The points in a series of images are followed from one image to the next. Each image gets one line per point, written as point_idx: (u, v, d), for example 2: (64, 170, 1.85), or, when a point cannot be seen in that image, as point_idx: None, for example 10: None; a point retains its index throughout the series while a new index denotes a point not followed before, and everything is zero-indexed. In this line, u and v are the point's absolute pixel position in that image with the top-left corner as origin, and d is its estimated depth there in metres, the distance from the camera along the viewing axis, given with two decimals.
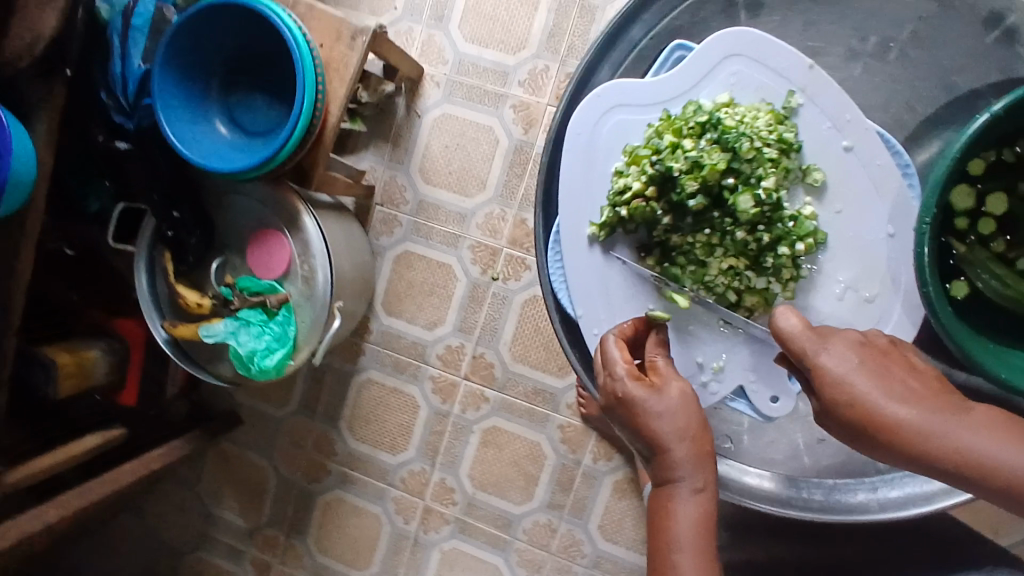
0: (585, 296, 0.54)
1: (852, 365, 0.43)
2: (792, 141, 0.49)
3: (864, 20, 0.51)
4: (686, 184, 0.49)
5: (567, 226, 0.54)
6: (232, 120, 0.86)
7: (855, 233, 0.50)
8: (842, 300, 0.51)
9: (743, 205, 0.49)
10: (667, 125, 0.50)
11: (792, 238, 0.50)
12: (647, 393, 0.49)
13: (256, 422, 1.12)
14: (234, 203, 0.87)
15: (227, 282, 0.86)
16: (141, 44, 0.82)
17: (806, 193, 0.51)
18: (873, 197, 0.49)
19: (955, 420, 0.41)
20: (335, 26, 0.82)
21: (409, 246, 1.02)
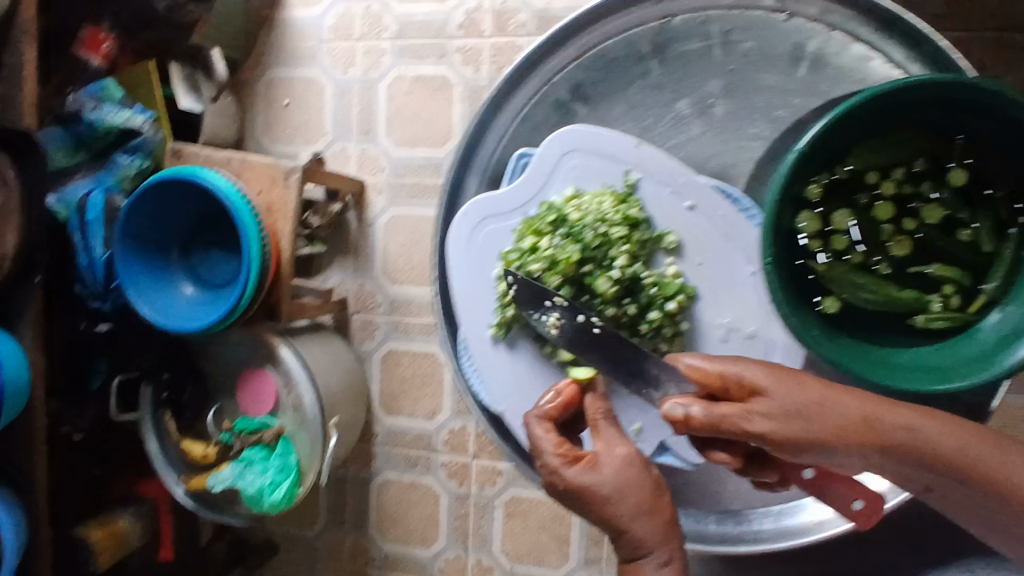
0: (500, 389, 0.66)
1: (797, 386, 0.51)
2: (635, 218, 0.63)
3: (678, 86, 0.63)
4: (552, 278, 0.64)
5: (472, 336, 0.67)
6: (197, 278, 0.91)
7: (715, 279, 0.63)
8: (727, 339, 0.63)
9: (604, 284, 0.62)
10: (529, 229, 0.65)
11: (660, 299, 0.63)
12: (587, 472, 0.55)
13: (292, 546, 1.14)
14: (218, 351, 0.93)
15: (226, 427, 0.91)
16: (99, 233, 0.89)
17: (666, 255, 0.64)
18: (723, 242, 0.63)
19: (884, 411, 0.50)
20: (269, 171, 0.88)
21: (392, 345, 1.06)
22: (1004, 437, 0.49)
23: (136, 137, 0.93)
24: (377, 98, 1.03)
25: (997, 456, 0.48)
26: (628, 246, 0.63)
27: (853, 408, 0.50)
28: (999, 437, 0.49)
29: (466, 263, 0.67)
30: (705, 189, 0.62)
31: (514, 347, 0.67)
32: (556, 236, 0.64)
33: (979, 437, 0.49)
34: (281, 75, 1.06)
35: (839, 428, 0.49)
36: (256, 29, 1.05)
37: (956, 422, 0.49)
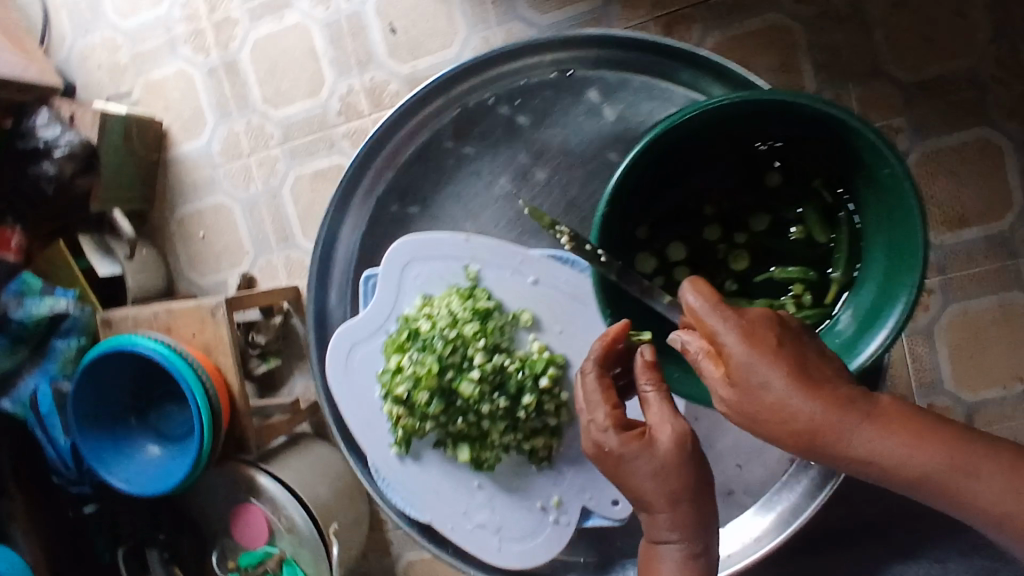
0: (425, 501, 0.64)
1: (770, 382, 0.44)
2: (484, 309, 0.61)
3: (495, 167, 0.65)
4: (420, 395, 0.61)
5: (376, 459, 0.65)
6: (161, 437, 0.92)
7: (580, 343, 0.61)
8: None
9: (470, 386, 0.60)
10: (392, 348, 0.63)
11: (533, 378, 0.60)
12: (639, 446, 0.49)
13: None
14: (204, 497, 0.93)
15: (232, 566, 0.91)
16: (58, 423, 0.91)
17: (527, 333, 0.62)
18: (575, 304, 0.61)
19: (851, 415, 0.44)
20: (197, 313, 0.90)
21: None
22: (982, 453, 0.44)
23: (66, 320, 0.94)
24: (285, 204, 1.03)
25: (956, 479, 0.44)
26: (485, 338, 0.61)
27: (816, 409, 0.44)
28: (976, 452, 0.44)
29: (346, 394, 0.65)
30: (540, 261, 0.61)
31: (420, 458, 0.65)
32: (413, 352, 0.62)
33: (950, 444, 0.44)
34: (189, 210, 1.07)
35: (795, 431, 0.44)
36: (153, 176, 1.07)
37: (929, 439, 0.44)
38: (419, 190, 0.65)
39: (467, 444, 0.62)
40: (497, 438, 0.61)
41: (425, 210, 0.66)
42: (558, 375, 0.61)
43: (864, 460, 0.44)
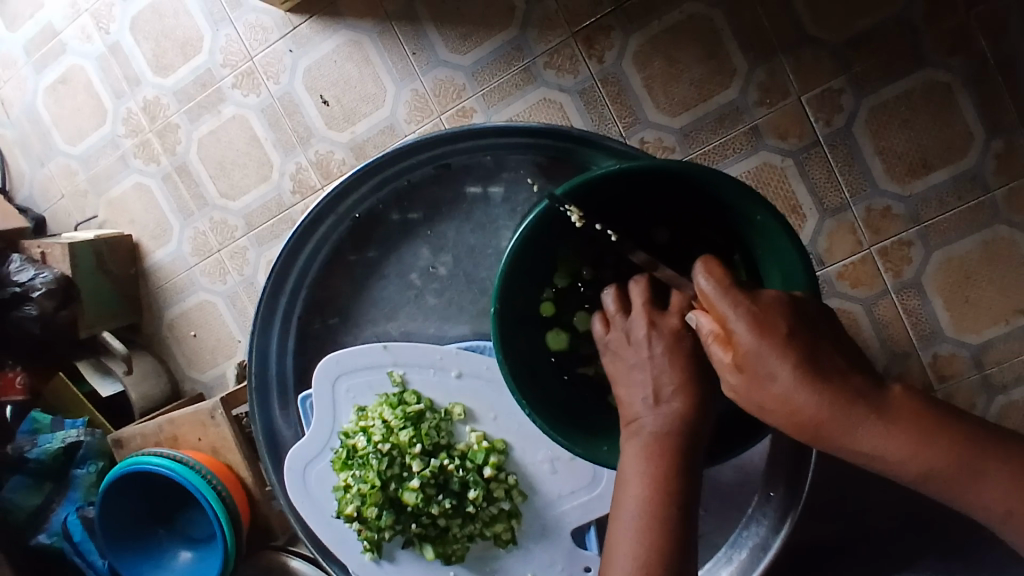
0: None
1: (774, 371, 0.40)
2: (416, 409, 0.59)
3: (400, 267, 0.62)
4: (370, 509, 0.59)
5: (352, 568, 0.62)
6: (190, 540, 0.94)
7: (517, 422, 0.60)
8: (557, 470, 0.60)
9: (416, 493, 0.58)
10: (337, 468, 0.61)
11: (476, 469, 0.59)
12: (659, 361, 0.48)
13: None
14: None
15: None
16: (92, 547, 0.94)
17: (463, 424, 0.61)
18: (503, 387, 0.60)
19: (858, 412, 0.38)
20: (198, 418, 0.92)
21: None
22: (1000, 453, 0.38)
23: (79, 448, 0.97)
24: None
25: (965, 485, 0.38)
26: (421, 443, 0.59)
27: (818, 402, 0.38)
28: (992, 455, 0.38)
29: (311, 513, 0.62)
30: (459, 354, 0.59)
31: (395, 558, 0.62)
32: (355, 470, 0.60)
33: (963, 447, 0.38)
34: (176, 314, 1.10)
35: (798, 425, 0.40)
36: (135, 289, 1.10)
37: (944, 437, 0.38)
38: (337, 302, 0.63)
39: (431, 543, 0.61)
40: (458, 532, 0.60)
41: (345, 319, 0.63)
42: (500, 462, 0.60)
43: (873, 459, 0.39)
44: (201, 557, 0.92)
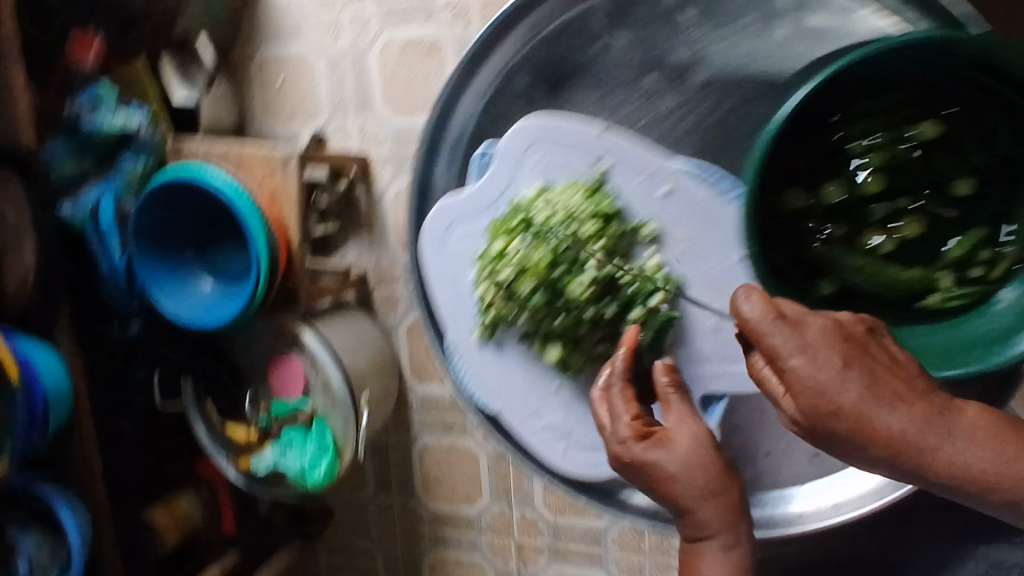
0: (489, 392, 0.77)
1: (819, 364, 0.53)
2: (603, 209, 0.68)
3: (652, 63, 0.73)
4: (525, 281, 0.70)
5: (458, 335, 0.77)
6: (214, 272, 0.93)
7: (701, 256, 0.68)
8: (715, 325, 0.69)
9: (577, 283, 0.69)
10: (500, 232, 0.72)
11: (643, 288, 0.69)
12: (660, 454, 0.61)
13: (348, 509, 1.20)
14: (247, 341, 0.96)
15: (263, 410, 0.95)
16: (116, 240, 0.92)
17: (643, 246, 0.69)
18: (698, 225, 0.68)
19: (935, 431, 0.52)
20: (267, 160, 0.88)
21: (415, 316, 1.06)
22: None
23: (137, 137, 0.94)
24: (369, 68, 0.99)
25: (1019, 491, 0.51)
26: (602, 237, 0.68)
27: (903, 422, 0.52)
28: None
29: (440, 267, 0.77)
30: (679, 174, 0.67)
31: (501, 347, 0.77)
32: (518, 245, 0.71)
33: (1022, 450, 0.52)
34: (270, 55, 1.03)
35: (879, 443, 0.52)
36: (239, 12, 1.03)
37: (1011, 445, 0.52)
38: (570, 76, 0.76)
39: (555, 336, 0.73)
40: (591, 330, 0.71)
41: (565, 86, 0.76)
42: (668, 293, 0.68)
43: (950, 470, 0.52)
44: (221, 292, 0.91)
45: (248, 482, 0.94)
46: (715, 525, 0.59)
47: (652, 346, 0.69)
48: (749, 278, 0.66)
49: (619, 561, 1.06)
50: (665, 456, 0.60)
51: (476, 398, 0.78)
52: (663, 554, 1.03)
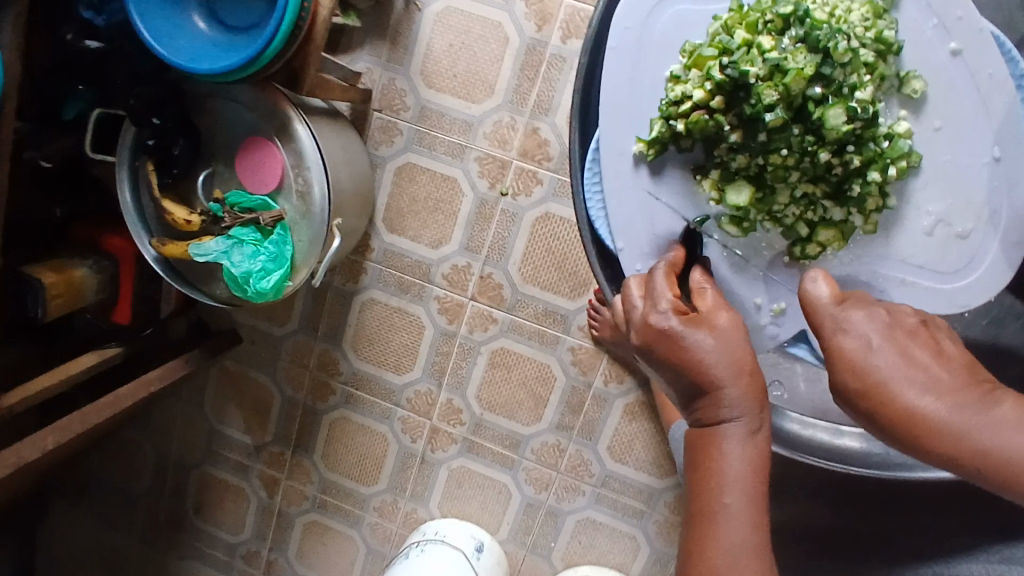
0: (626, 225, 0.54)
1: (871, 344, 0.42)
2: (891, 41, 0.48)
3: None
4: (763, 94, 0.47)
5: (608, 143, 0.53)
6: (211, 13, 0.77)
7: (950, 158, 0.50)
8: (932, 234, 0.51)
9: (834, 119, 0.46)
10: (734, 24, 0.48)
11: (885, 159, 0.49)
12: (695, 328, 0.47)
13: (258, 340, 1.08)
14: (221, 109, 0.80)
15: (215, 197, 0.80)
16: None
17: (902, 106, 0.49)
18: (978, 114, 0.48)
19: (989, 418, 0.39)
20: None
21: (411, 157, 0.94)
22: None
23: None
24: None
25: None
26: (869, 77, 0.48)
27: (936, 404, 0.40)
28: None
29: (619, 53, 0.51)
30: (986, 32, 0.47)
31: (660, 174, 0.53)
32: (769, 42, 0.47)
33: None
34: None
35: (897, 425, 0.40)
36: None
37: None
38: None
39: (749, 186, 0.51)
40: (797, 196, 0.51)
41: None
42: (903, 172, 0.50)
43: (982, 459, 0.39)
44: (215, 38, 0.76)
45: (168, 272, 0.84)
46: (745, 407, 0.46)
47: (843, 241, 0.52)
48: (1012, 209, 0.49)
49: (528, 472, 1.04)
50: (702, 337, 0.47)
51: (594, 227, 0.55)
52: (576, 477, 1.02)
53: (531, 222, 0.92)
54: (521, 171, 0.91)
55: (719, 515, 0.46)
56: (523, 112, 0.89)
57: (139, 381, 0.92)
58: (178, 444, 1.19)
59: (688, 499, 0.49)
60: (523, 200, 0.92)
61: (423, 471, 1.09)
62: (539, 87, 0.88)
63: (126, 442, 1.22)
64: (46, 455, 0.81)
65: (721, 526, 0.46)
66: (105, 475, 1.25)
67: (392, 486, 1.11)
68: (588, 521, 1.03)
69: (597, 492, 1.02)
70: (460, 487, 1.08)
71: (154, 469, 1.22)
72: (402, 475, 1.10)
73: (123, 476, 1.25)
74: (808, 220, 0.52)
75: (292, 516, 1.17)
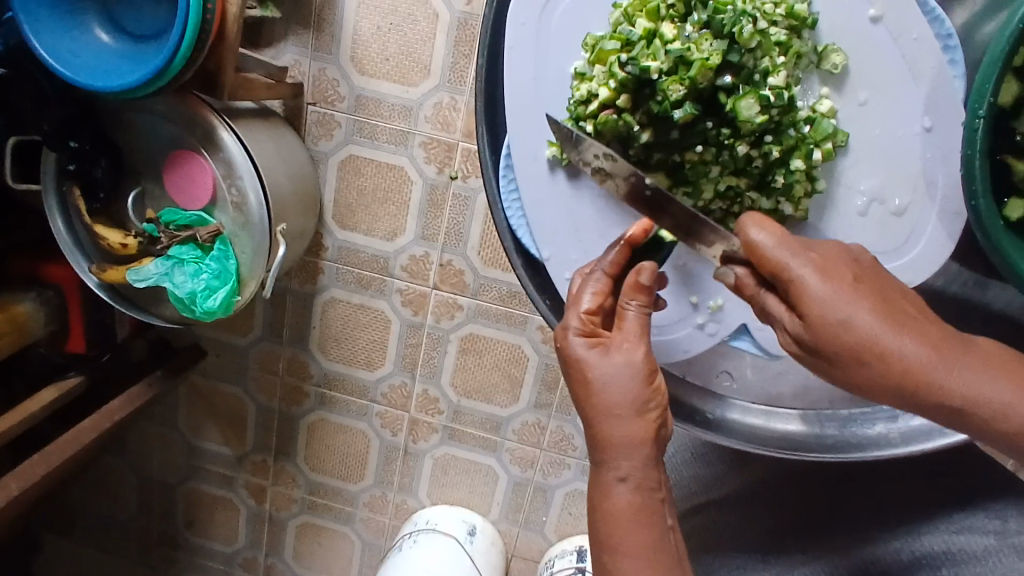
0: (546, 229, 0.58)
1: (844, 293, 0.42)
2: (805, 16, 0.51)
3: None
4: (669, 90, 0.50)
5: (526, 146, 0.56)
6: (114, 23, 0.72)
7: (879, 132, 0.53)
8: (867, 213, 0.55)
9: (747, 109, 0.50)
10: (637, 13, 0.52)
11: (810, 143, 0.52)
12: (593, 354, 0.50)
13: (224, 352, 1.06)
14: (141, 124, 0.76)
15: (149, 217, 0.77)
16: None
17: (822, 83, 0.53)
18: (906, 78, 0.52)
19: (950, 359, 0.41)
20: None
21: (353, 149, 0.90)
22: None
23: None
24: None
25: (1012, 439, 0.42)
26: (785, 57, 0.51)
27: (918, 351, 0.41)
28: None
29: (516, 51, 0.55)
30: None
31: (577, 177, 0.57)
32: (667, 37, 0.50)
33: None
34: None
35: (884, 371, 0.41)
36: None
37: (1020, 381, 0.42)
38: None
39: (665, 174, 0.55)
40: (721, 185, 0.54)
41: None
42: (829, 154, 0.53)
43: (943, 395, 0.41)
44: (118, 50, 0.71)
45: (114, 299, 0.81)
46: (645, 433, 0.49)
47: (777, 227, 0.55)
48: (938, 179, 0.53)
49: (513, 452, 1.04)
50: (596, 366, 0.50)
51: (520, 239, 0.59)
52: (560, 452, 1.01)
53: (485, 204, 0.90)
54: (468, 153, 0.88)
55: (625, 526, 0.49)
56: (463, 90, 0.85)
57: (101, 412, 0.90)
58: (159, 464, 1.18)
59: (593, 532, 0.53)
60: (474, 182, 0.89)
61: (408, 462, 1.08)
62: (476, 63, 0.84)
63: (106, 468, 1.20)
64: (13, 502, 0.80)
65: (627, 534, 0.49)
66: (90, 501, 1.24)
67: (379, 481, 1.10)
68: (576, 493, 1.04)
69: (582, 464, 1.02)
70: (446, 474, 1.08)
71: (139, 489, 1.21)
72: (387, 469, 1.09)
73: (109, 500, 1.23)
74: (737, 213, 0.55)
75: (284, 520, 1.17)
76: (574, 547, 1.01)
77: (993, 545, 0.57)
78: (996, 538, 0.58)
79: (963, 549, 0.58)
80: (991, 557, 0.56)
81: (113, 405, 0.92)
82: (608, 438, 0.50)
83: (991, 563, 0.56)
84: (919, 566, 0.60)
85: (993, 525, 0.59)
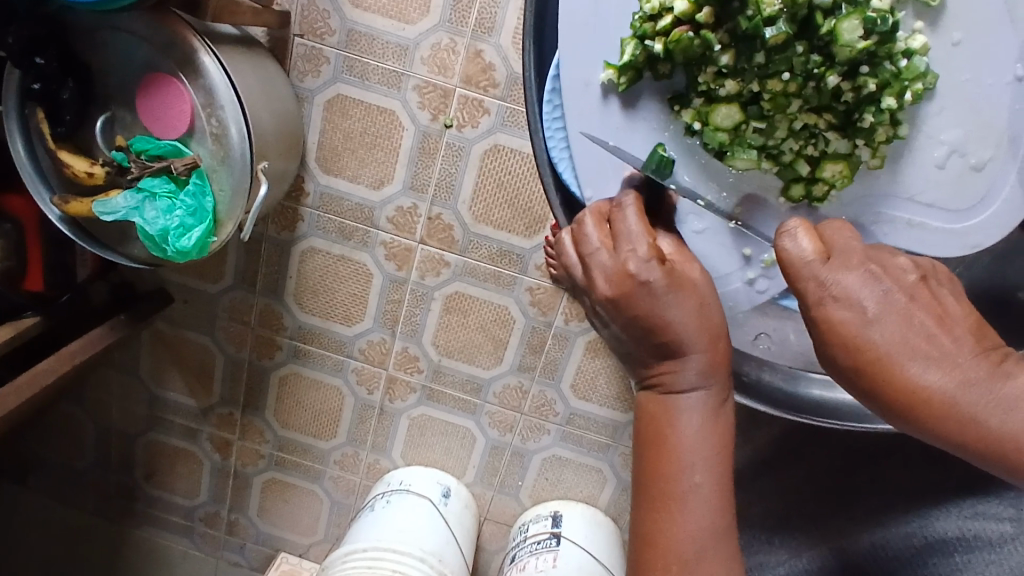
0: (593, 169, 0.47)
1: (868, 314, 0.38)
2: None
3: None
4: (764, 4, 0.42)
5: (574, 74, 0.45)
6: None
7: (969, 77, 0.43)
8: (945, 167, 0.46)
9: (849, 32, 0.42)
10: None
11: (903, 82, 0.43)
12: (671, 283, 0.44)
13: (191, 300, 1.00)
14: (113, 45, 0.69)
15: (119, 145, 0.71)
16: None
17: (917, 17, 0.43)
18: (1003, 20, 0.42)
19: (1002, 400, 0.35)
20: None
21: (341, 88, 0.84)
22: None
23: None
24: None
25: None
26: None
27: (949, 385, 0.36)
28: None
29: None
30: None
31: (633, 108, 0.47)
32: None
33: None
34: None
35: (901, 404, 0.37)
36: None
37: None
38: None
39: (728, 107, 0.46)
40: (793, 118, 0.46)
41: None
42: (917, 97, 0.44)
43: (979, 440, 0.36)
44: None
45: (77, 234, 0.74)
46: (704, 402, 0.46)
47: (850, 176, 0.47)
48: None
49: (492, 416, 1.01)
50: (677, 295, 0.44)
51: (558, 173, 0.48)
52: (540, 417, 1.00)
53: (479, 156, 0.85)
54: (465, 100, 0.83)
55: (677, 494, 0.46)
56: (464, 32, 0.80)
57: (59, 355, 0.84)
58: (118, 413, 1.12)
59: (644, 486, 0.48)
60: (470, 132, 0.84)
61: (383, 422, 1.05)
62: (479, 3, 0.79)
63: (60, 416, 1.14)
64: None
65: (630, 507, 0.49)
66: (42, 450, 1.18)
67: (352, 439, 1.07)
68: (554, 459, 1.03)
69: (562, 430, 1.00)
70: (422, 435, 1.05)
71: (96, 439, 1.15)
72: (360, 428, 1.06)
73: (63, 449, 1.17)
74: (810, 155, 0.47)
75: (249, 476, 1.13)
76: (550, 512, 1.01)
77: (1008, 532, 0.51)
78: (1014, 525, 0.51)
79: (977, 537, 0.52)
80: (1005, 546, 0.50)
81: (73, 347, 0.85)
82: (683, 369, 0.46)
83: (1004, 554, 0.50)
84: (928, 554, 0.55)
85: (1009, 511, 0.52)
